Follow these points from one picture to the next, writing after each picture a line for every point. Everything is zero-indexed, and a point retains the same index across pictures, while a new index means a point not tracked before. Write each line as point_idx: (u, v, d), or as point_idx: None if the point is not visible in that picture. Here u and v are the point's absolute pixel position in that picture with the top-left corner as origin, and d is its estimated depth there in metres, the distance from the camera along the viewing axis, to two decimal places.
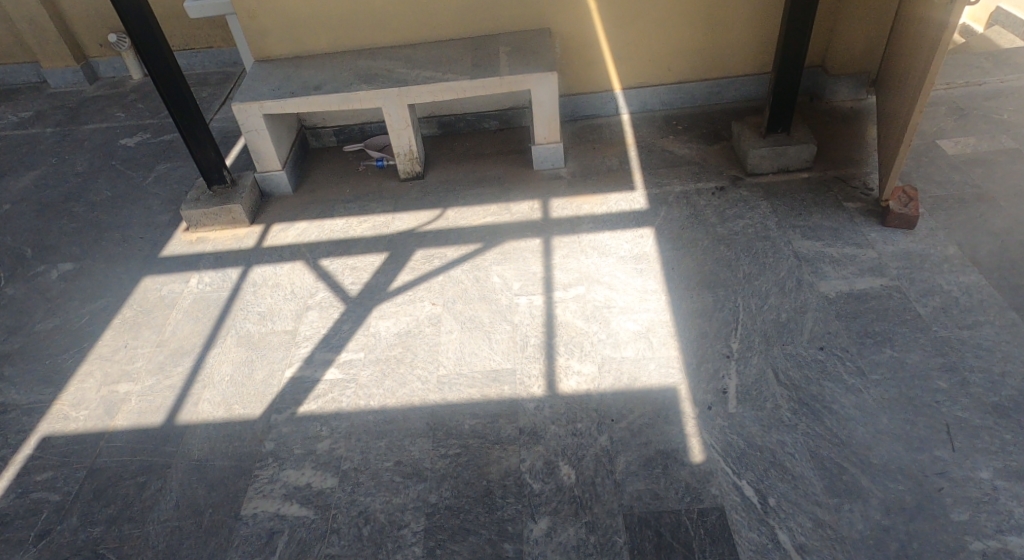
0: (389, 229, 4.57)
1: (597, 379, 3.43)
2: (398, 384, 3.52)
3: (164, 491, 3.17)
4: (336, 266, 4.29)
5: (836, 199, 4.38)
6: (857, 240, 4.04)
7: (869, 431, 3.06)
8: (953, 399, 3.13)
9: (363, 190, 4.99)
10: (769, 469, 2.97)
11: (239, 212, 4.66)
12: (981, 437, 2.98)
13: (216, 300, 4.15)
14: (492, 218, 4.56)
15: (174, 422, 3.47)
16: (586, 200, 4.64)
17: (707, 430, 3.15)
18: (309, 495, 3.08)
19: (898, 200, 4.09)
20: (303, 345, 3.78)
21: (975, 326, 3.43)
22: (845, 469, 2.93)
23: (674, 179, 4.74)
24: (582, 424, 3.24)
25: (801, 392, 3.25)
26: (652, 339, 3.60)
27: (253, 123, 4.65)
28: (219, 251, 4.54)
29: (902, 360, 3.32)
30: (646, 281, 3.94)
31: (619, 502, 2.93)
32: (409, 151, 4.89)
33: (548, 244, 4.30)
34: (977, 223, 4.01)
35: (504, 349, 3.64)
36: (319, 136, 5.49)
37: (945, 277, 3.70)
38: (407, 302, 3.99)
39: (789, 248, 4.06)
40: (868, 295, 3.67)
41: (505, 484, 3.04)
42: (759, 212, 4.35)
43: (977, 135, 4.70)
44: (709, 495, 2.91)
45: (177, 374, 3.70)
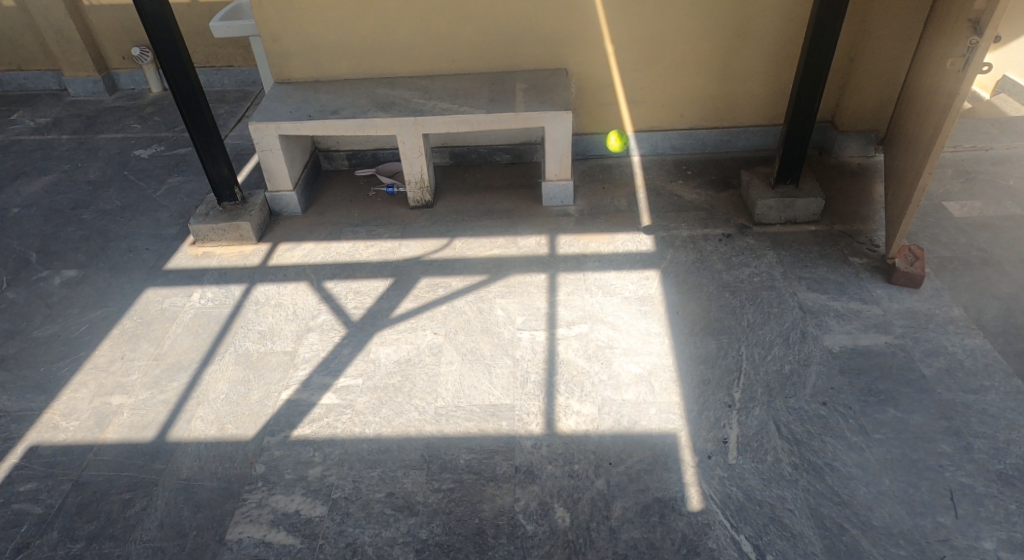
0: (396, 256, 4.56)
1: (597, 421, 3.38)
2: (394, 412, 3.47)
3: (148, 510, 3.10)
4: (340, 289, 4.28)
5: (842, 253, 4.39)
6: (862, 296, 4.03)
7: (871, 492, 3.01)
8: (957, 464, 3.09)
9: (371, 215, 5.00)
10: (768, 525, 2.91)
11: (247, 229, 4.67)
12: (984, 506, 2.92)
13: (217, 316, 4.12)
14: (498, 251, 4.56)
15: (165, 438, 3.41)
16: (593, 238, 4.65)
17: (706, 481, 3.10)
18: (296, 523, 3.02)
19: (904, 259, 4.10)
20: (301, 367, 3.74)
21: (979, 390, 3.40)
22: (846, 530, 2.88)
23: (682, 223, 4.76)
24: (579, 466, 3.18)
25: (803, 447, 3.21)
26: (653, 384, 3.57)
27: (268, 143, 4.68)
28: (224, 267, 4.52)
29: (905, 421, 3.29)
30: (650, 324, 3.93)
31: (614, 550, 2.87)
32: (421, 179, 4.92)
33: (553, 280, 4.29)
34: (984, 287, 4.00)
35: (504, 384, 3.60)
36: (331, 159, 5.53)
37: (950, 339, 3.69)
38: (410, 330, 3.96)
39: (794, 299, 4.05)
40: (871, 352, 3.65)
41: (498, 524, 2.97)
42: (765, 262, 4.36)
43: (984, 199, 4.73)
44: (705, 548, 2.85)
45: (172, 390, 3.65)
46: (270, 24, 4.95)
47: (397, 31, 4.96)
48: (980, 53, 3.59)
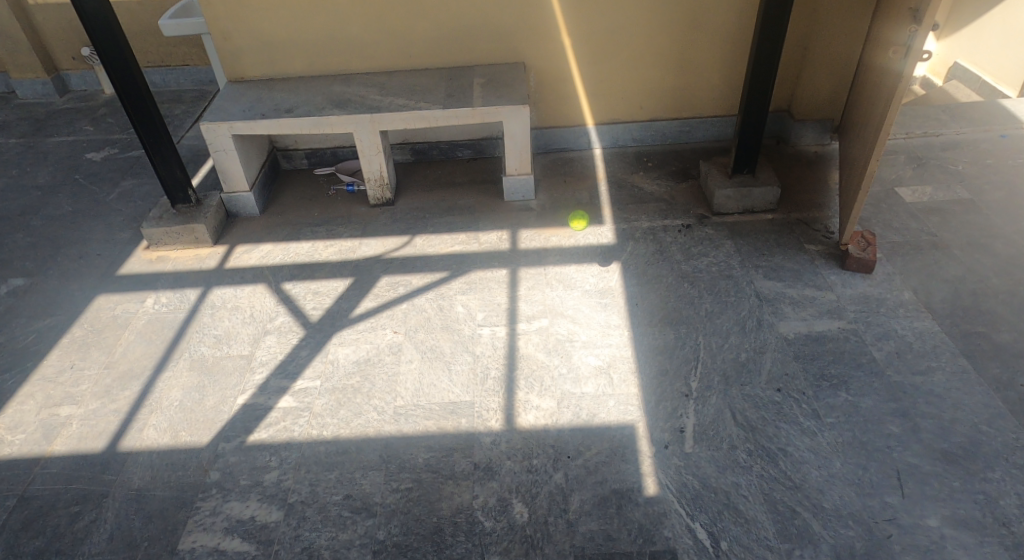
0: (356, 255, 4.51)
1: (556, 415, 3.39)
2: (353, 413, 3.45)
3: (97, 522, 3.04)
4: (298, 290, 4.22)
5: (798, 241, 4.46)
6: (817, 283, 4.10)
7: (822, 475, 3.06)
8: (905, 445, 3.16)
9: (331, 214, 4.93)
10: (723, 512, 2.95)
11: (202, 232, 4.58)
12: (930, 484, 3.00)
13: (171, 322, 4.04)
14: (459, 247, 4.55)
15: (115, 448, 3.34)
16: (554, 232, 4.65)
17: (663, 470, 3.13)
18: (251, 529, 2.98)
19: (857, 245, 4.18)
20: (258, 371, 3.69)
21: (927, 371, 3.48)
22: (798, 513, 2.93)
23: (642, 215, 4.78)
24: (537, 460, 3.19)
25: (758, 434, 3.26)
26: (612, 376, 3.59)
27: (221, 143, 4.59)
28: (179, 271, 4.44)
29: (857, 404, 3.35)
30: (610, 316, 3.94)
31: (571, 543, 2.88)
32: (380, 177, 4.87)
33: (513, 275, 4.29)
34: (933, 270, 4.09)
35: (463, 381, 3.60)
36: (290, 158, 5.44)
37: (899, 322, 3.77)
38: (369, 329, 3.93)
39: (751, 287, 4.10)
40: (825, 337, 3.72)
41: (456, 522, 2.97)
42: (724, 251, 4.40)
43: (934, 183, 4.84)
44: (661, 538, 2.88)
45: (123, 398, 3.58)
46: (221, 22, 4.86)
47: (352, 27, 4.90)
48: (920, 39, 3.66)
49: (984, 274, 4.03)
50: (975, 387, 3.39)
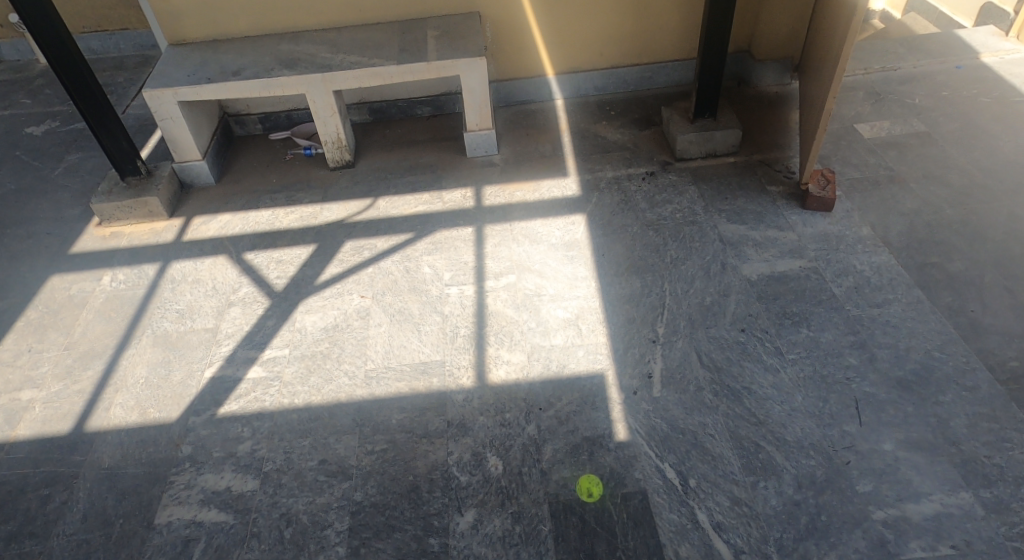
0: (317, 220, 4.44)
1: (526, 368, 3.43)
2: (324, 380, 3.45)
3: (69, 503, 3.02)
4: (260, 259, 4.15)
5: (760, 182, 4.48)
6: (779, 223, 4.14)
7: (785, 410, 3.15)
8: (863, 375, 3.26)
9: (290, 180, 4.82)
10: (691, 451, 3.04)
11: (155, 205, 4.45)
12: (886, 411, 3.11)
13: (130, 299, 3.96)
14: (423, 207, 4.49)
15: (82, 429, 3.31)
16: (519, 187, 4.62)
17: (633, 415, 3.19)
18: (227, 499, 3.00)
19: (817, 183, 4.21)
20: (224, 343, 3.66)
21: (884, 304, 3.57)
22: (762, 447, 3.02)
23: (606, 165, 4.76)
24: (510, 414, 3.24)
25: (723, 374, 3.33)
26: (581, 327, 3.62)
27: (167, 111, 4.43)
28: (135, 246, 4.33)
29: (818, 339, 3.44)
30: (576, 268, 3.96)
31: (545, 491, 2.95)
32: (337, 139, 4.76)
33: (479, 232, 4.26)
34: (890, 205, 4.16)
35: (433, 340, 3.61)
36: (243, 124, 5.26)
37: (858, 257, 3.84)
38: (336, 295, 3.90)
39: (715, 232, 4.13)
40: (787, 277, 3.78)
41: (432, 479, 3.02)
42: (687, 197, 4.41)
43: (892, 118, 4.87)
44: (632, 480, 2.96)
45: (86, 378, 3.53)
46: None
47: None
48: None
49: (939, 205, 4.10)
50: (929, 316, 3.49)
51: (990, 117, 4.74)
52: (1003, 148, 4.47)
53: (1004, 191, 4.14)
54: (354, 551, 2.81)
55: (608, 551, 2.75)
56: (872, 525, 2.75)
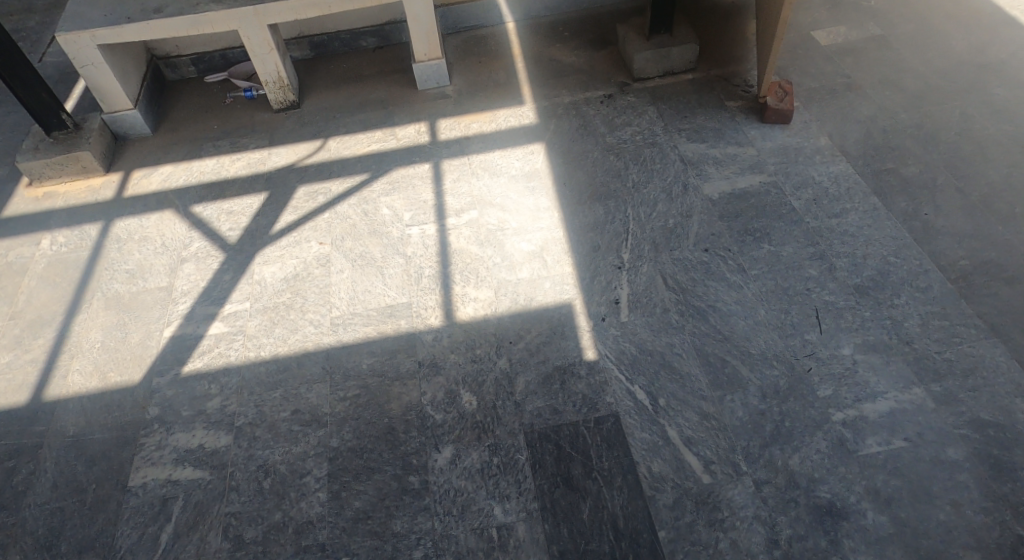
0: (266, 167, 4.27)
1: (493, 304, 3.41)
2: (289, 330, 3.39)
3: (37, 474, 2.98)
4: (210, 212, 4.00)
5: (718, 98, 4.41)
6: (738, 139, 4.11)
7: (749, 324, 3.21)
8: (822, 285, 3.32)
9: (233, 125, 4.60)
10: (660, 371, 3.09)
11: (89, 160, 4.22)
12: (845, 317, 3.19)
13: (75, 262, 3.79)
14: (377, 146, 4.34)
15: (41, 399, 3.22)
16: (474, 118, 4.48)
17: (602, 342, 3.22)
18: (201, 456, 2.98)
19: (775, 95, 4.16)
20: (181, 301, 3.55)
21: (843, 214, 3.60)
22: (728, 362, 3.09)
23: (562, 90, 4.62)
24: (480, 350, 3.24)
25: (689, 295, 3.36)
26: (546, 259, 3.59)
27: (88, 57, 4.12)
28: (73, 206, 4.12)
29: (779, 253, 3.48)
30: (538, 199, 3.89)
31: (520, 422, 2.99)
32: (279, 78, 4.52)
33: (436, 168, 4.15)
34: (846, 113, 4.14)
35: (398, 283, 3.55)
36: (175, 67, 4.95)
37: (817, 169, 3.85)
38: (293, 244, 3.79)
39: (675, 152, 4.08)
40: (747, 193, 3.78)
41: (407, 419, 3.03)
42: (646, 118, 4.33)
43: (848, 23, 4.78)
44: (604, 403, 3.02)
45: (38, 347, 3.42)
46: None
47: None
48: None
49: (894, 110, 4.10)
50: (885, 223, 3.54)
51: (944, 17, 4.68)
52: (956, 47, 4.44)
53: (958, 92, 4.14)
54: (335, 495, 2.84)
55: (584, 473, 2.82)
56: (833, 427, 2.86)
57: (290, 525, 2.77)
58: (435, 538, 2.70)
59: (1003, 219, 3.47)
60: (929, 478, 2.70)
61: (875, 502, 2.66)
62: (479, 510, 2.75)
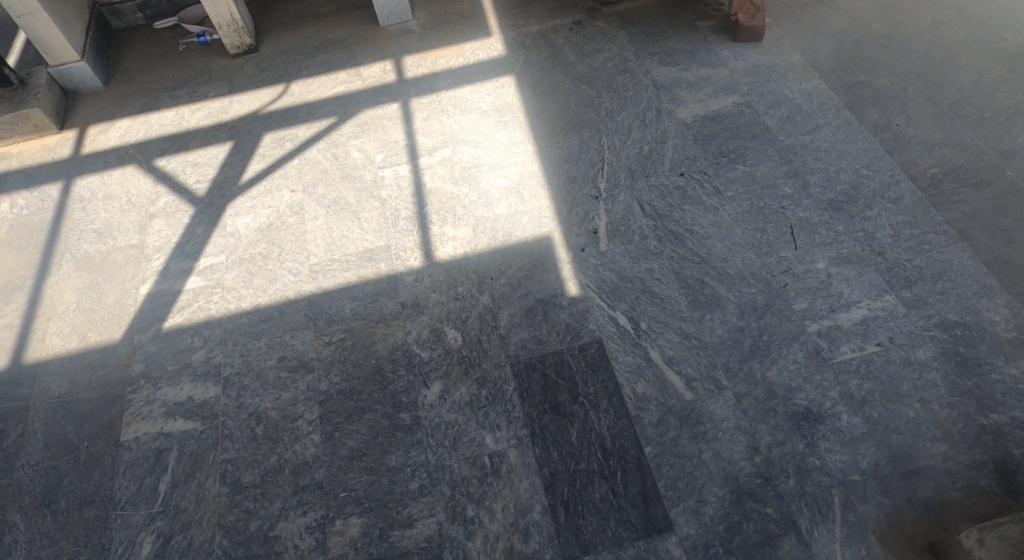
0: (229, 115, 4.14)
1: (473, 241, 3.40)
2: (268, 280, 3.36)
3: (27, 436, 2.98)
4: (174, 165, 3.89)
5: (689, 19, 4.32)
6: (710, 60, 4.04)
7: (725, 245, 3.25)
8: (797, 202, 3.35)
9: (189, 74, 4.43)
10: (640, 297, 3.13)
11: (41, 117, 4.06)
12: (819, 233, 3.23)
13: (39, 224, 3.70)
14: (342, 87, 4.21)
15: (22, 363, 3.19)
16: (440, 53, 4.35)
17: (583, 271, 3.24)
18: (191, 408, 3.00)
19: (746, 13, 4.07)
20: (154, 257, 3.49)
21: (815, 130, 3.60)
22: (706, 283, 3.14)
23: (529, 18, 4.48)
24: (462, 287, 3.25)
25: (666, 219, 3.37)
26: (523, 193, 3.57)
27: (26, 6, 3.89)
28: (29, 167, 3.98)
29: (753, 173, 3.48)
30: (511, 134, 3.84)
31: (506, 354, 3.03)
32: (233, 20, 4.32)
33: (405, 107, 4.05)
34: (818, 28, 4.08)
35: (375, 227, 3.52)
36: (121, 15, 4.71)
37: (790, 86, 3.82)
38: (264, 193, 3.71)
39: (647, 77, 4.02)
40: (721, 115, 3.75)
41: (394, 359, 3.06)
42: (617, 43, 4.23)
43: None
44: (586, 331, 3.06)
45: (11, 312, 3.36)
46: None
47: None
48: None
49: (866, 21, 4.05)
50: (857, 136, 3.55)
51: None
52: None
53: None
54: (328, 436, 2.88)
55: (570, 399, 2.89)
56: (808, 338, 2.94)
57: (286, 467, 2.82)
58: (429, 469, 2.77)
59: (972, 125, 3.50)
60: (899, 379, 2.81)
61: (849, 405, 2.77)
62: (471, 440, 2.82)
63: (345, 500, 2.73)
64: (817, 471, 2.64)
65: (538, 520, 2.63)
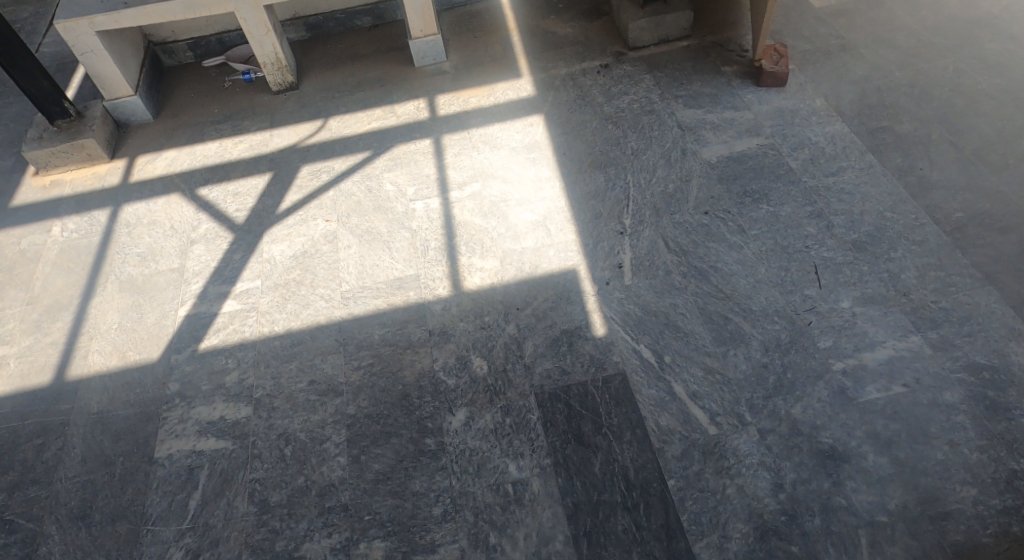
0: (269, 147, 4.31)
1: (500, 272, 3.48)
2: (301, 305, 3.47)
3: (65, 450, 3.07)
4: (216, 194, 4.05)
5: (713, 64, 4.45)
6: (734, 103, 4.15)
7: (750, 282, 3.29)
8: (821, 242, 3.39)
9: (232, 108, 4.64)
10: (664, 331, 3.18)
11: (94, 147, 4.26)
12: (843, 272, 3.27)
13: (87, 247, 3.86)
14: (377, 123, 4.38)
15: (64, 379, 3.31)
16: (472, 92, 4.51)
17: (607, 304, 3.30)
18: (223, 428, 3.07)
19: (770, 59, 4.18)
20: (194, 281, 3.62)
21: (839, 172, 3.66)
22: (730, 319, 3.18)
23: (559, 61, 4.65)
24: (489, 317, 3.32)
25: (690, 256, 3.43)
26: (549, 227, 3.66)
27: (86, 43, 4.13)
28: (80, 193, 4.17)
29: (777, 213, 3.54)
30: (540, 170, 3.95)
31: (531, 383, 3.08)
32: (276, 59, 4.54)
33: (437, 143, 4.20)
34: (841, 74, 4.18)
35: (405, 257, 3.62)
36: (172, 53, 4.97)
37: (813, 129, 3.90)
38: (300, 222, 3.85)
39: (672, 119, 4.13)
40: (745, 156, 3.84)
41: (421, 385, 3.12)
42: (643, 86, 4.37)
43: None
44: (611, 363, 3.10)
45: (57, 330, 3.50)
46: None
47: None
48: None
49: (888, 69, 4.14)
50: (881, 179, 3.60)
51: None
52: (948, 3, 4.46)
53: (951, 48, 4.18)
54: (354, 459, 2.93)
55: (594, 429, 2.92)
56: (833, 377, 2.95)
57: (313, 488, 2.87)
58: (453, 495, 2.80)
59: (997, 170, 3.54)
60: (926, 420, 2.80)
61: (875, 445, 2.76)
62: (494, 467, 2.85)
63: (370, 523, 2.76)
64: (843, 510, 2.63)
65: (560, 550, 2.64)
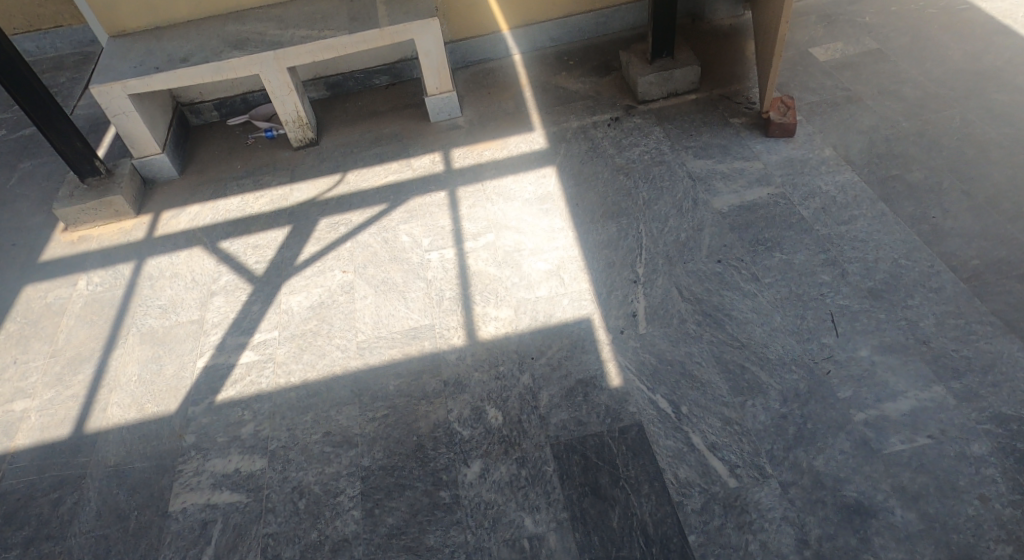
0: (289, 202, 4.42)
1: (514, 321, 3.50)
2: (317, 356, 3.49)
3: (81, 503, 3.07)
4: (236, 247, 4.14)
5: (722, 116, 4.54)
6: (744, 154, 4.21)
7: (765, 331, 3.28)
8: (836, 290, 3.38)
9: (254, 164, 4.78)
10: (680, 380, 3.16)
11: (121, 204, 4.40)
12: (860, 320, 3.25)
13: (110, 300, 3.94)
14: (393, 176, 4.49)
15: (83, 431, 3.33)
16: (486, 146, 4.63)
17: (622, 353, 3.29)
18: (238, 480, 3.06)
19: (777, 110, 4.26)
20: (212, 332, 3.67)
21: (851, 221, 3.68)
22: (748, 368, 3.15)
23: (570, 115, 4.76)
24: (504, 366, 3.32)
25: (704, 304, 3.44)
26: (563, 276, 3.69)
27: (118, 105, 4.32)
28: (106, 247, 4.28)
29: (791, 261, 3.55)
30: (553, 220, 4.00)
31: (546, 434, 3.05)
32: (297, 117, 4.69)
33: (452, 195, 4.28)
34: (849, 124, 4.24)
35: (420, 306, 3.66)
36: (199, 113, 5.16)
37: (824, 178, 3.94)
38: (317, 274, 3.91)
39: (683, 169, 4.19)
40: (757, 205, 3.87)
41: (436, 437, 3.10)
42: (653, 138, 4.45)
43: (844, 39, 4.90)
44: (627, 414, 3.07)
45: (78, 382, 3.54)
46: None
47: None
48: None
49: (896, 119, 4.20)
50: (893, 227, 3.61)
51: (937, 28, 4.81)
52: (952, 56, 4.55)
53: (958, 99, 4.24)
54: (368, 513, 2.90)
55: (611, 482, 2.87)
56: (855, 428, 2.90)
57: (326, 543, 2.83)
58: (468, 550, 2.75)
59: (1011, 218, 3.54)
60: (954, 473, 2.73)
61: (902, 499, 2.69)
62: (510, 521, 2.81)
63: None
64: None
65: None
